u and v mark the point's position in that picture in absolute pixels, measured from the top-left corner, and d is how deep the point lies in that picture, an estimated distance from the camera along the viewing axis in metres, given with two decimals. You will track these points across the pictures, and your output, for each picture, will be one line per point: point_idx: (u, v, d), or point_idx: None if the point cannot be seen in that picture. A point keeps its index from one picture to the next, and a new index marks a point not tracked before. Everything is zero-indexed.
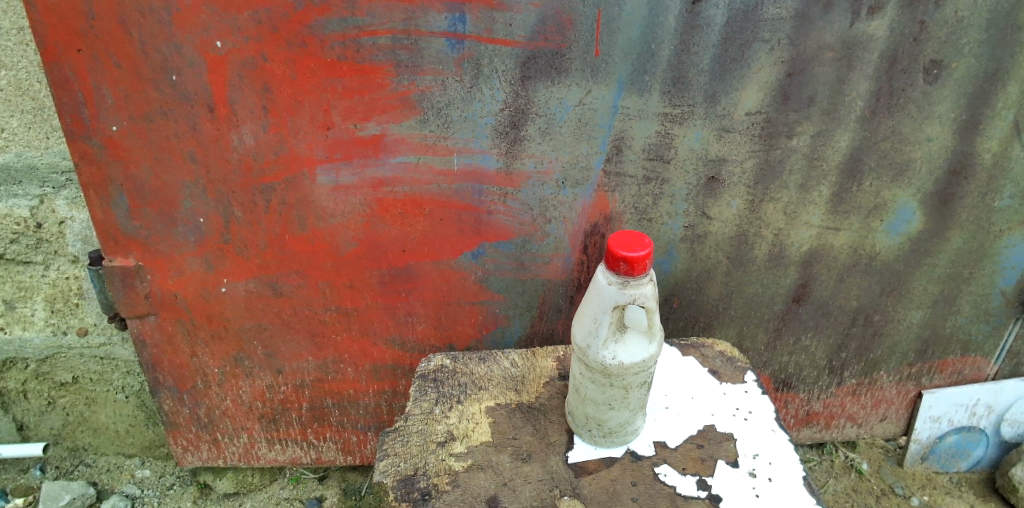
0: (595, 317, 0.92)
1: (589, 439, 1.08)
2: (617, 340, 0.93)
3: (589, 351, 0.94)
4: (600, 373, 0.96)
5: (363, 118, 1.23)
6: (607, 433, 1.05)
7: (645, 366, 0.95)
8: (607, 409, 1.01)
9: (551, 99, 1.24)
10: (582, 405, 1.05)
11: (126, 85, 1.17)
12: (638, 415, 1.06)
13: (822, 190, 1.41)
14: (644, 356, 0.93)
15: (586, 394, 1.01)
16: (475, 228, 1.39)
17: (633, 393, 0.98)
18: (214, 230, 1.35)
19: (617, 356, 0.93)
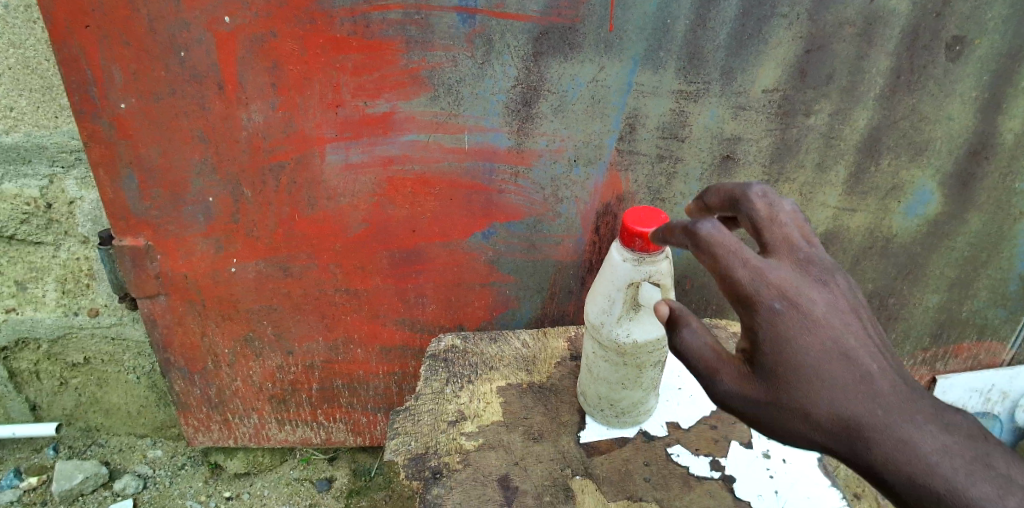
0: (609, 296, 0.91)
1: (601, 419, 1.07)
2: (632, 319, 0.91)
3: (603, 328, 0.93)
4: (614, 352, 0.95)
5: (373, 96, 1.22)
6: (619, 413, 1.05)
7: (660, 343, 0.94)
8: (620, 388, 1.00)
9: (564, 76, 1.22)
10: (594, 385, 1.04)
11: (134, 63, 1.16)
12: (651, 396, 1.05)
13: (839, 170, 1.38)
14: (659, 335, 0.92)
15: (599, 373, 1.01)
16: (486, 208, 1.37)
17: (647, 373, 0.98)
18: (224, 210, 1.34)
19: (632, 333, 0.91)
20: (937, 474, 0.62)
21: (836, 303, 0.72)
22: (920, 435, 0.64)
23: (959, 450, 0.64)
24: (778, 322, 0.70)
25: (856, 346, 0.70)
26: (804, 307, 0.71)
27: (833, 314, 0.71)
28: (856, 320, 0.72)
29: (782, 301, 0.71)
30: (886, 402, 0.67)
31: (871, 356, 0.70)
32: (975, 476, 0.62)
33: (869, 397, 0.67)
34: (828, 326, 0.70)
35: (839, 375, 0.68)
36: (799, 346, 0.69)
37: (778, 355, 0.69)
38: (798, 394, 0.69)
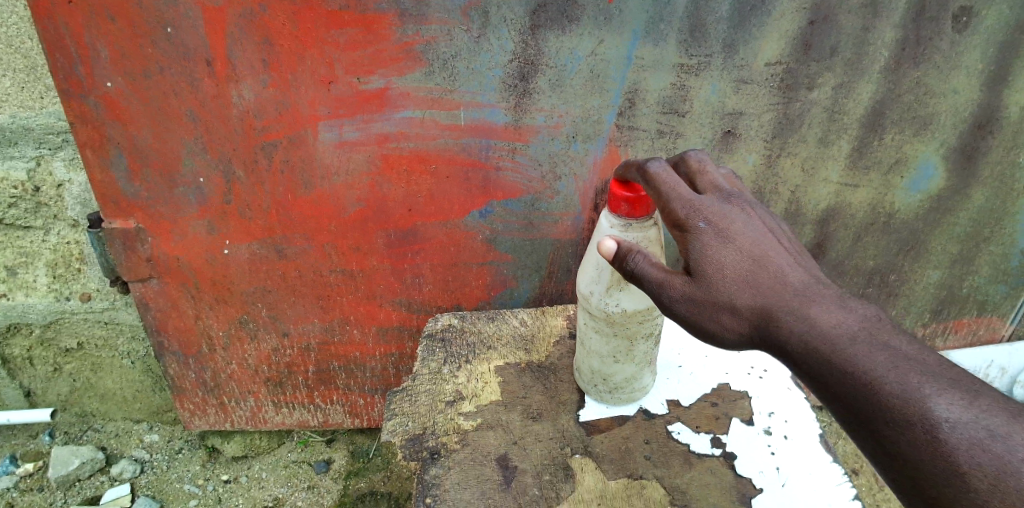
0: (598, 264, 0.92)
1: (595, 395, 1.06)
2: (622, 289, 0.90)
3: (592, 299, 0.93)
4: (603, 322, 0.94)
5: (367, 72, 1.19)
6: (612, 388, 1.03)
7: (650, 314, 0.93)
8: (611, 361, 0.99)
9: (562, 50, 1.19)
10: (586, 359, 1.03)
11: (121, 39, 1.12)
12: (644, 371, 1.03)
13: (842, 145, 1.36)
14: (649, 305, 0.91)
15: (591, 346, 1.00)
16: (483, 186, 1.35)
17: (637, 345, 0.97)
18: (216, 191, 1.31)
19: (620, 303, 0.91)
20: (824, 340, 0.72)
21: (754, 218, 0.82)
22: (814, 311, 0.74)
23: (846, 321, 0.73)
24: (705, 238, 0.80)
25: (768, 250, 0.80)
26: (726, 224, 0.81)
27: (752, 227, 0.81)
28: (772, 230, 0.82)
29: (707, 221, 0.81)
30: (788, 289, 0.77)
31: (782, 257, 0.80)
32: (854, 338, 0.72)
33: (774, 287, 0.77)
34: (747, 236, 0.80)
35: (752, 273, 0.78)
36: (722, 255, 0.79)
37: (705, 263, 0.79)
38: (723, 294, 0.78)
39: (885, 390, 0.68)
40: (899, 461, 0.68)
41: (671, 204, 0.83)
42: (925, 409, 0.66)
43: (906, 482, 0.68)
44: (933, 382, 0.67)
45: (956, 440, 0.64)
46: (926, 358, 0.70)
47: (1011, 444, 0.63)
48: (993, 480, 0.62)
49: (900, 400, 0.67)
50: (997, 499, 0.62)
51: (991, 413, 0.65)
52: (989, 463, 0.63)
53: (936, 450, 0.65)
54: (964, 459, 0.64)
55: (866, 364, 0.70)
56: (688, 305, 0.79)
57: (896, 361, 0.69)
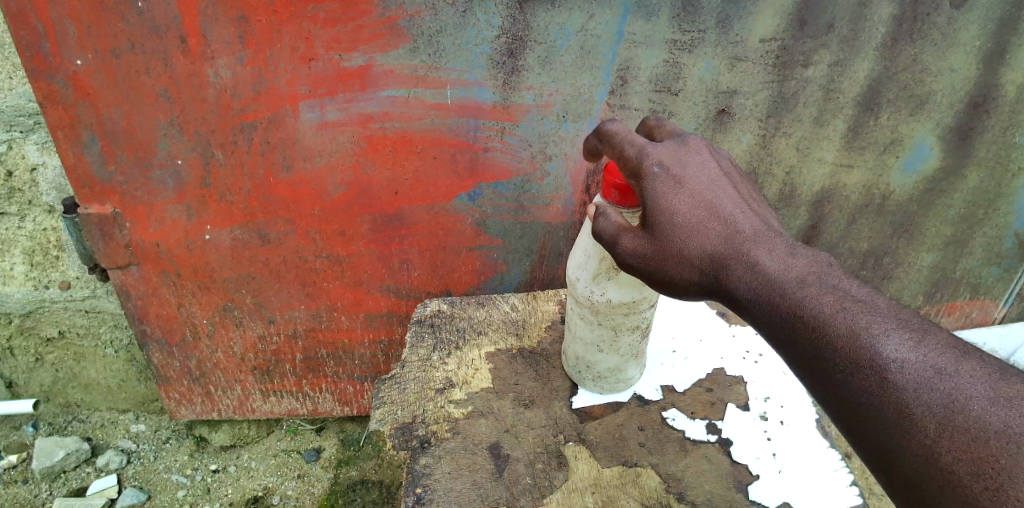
0: (587, 251, 0.90)
1: (578, 382, 1.05)
2: (610, 278, 0.88)
3: (579, 285, 0.92)
4: (588, 310, 0.93)
5: (348, 48, 1.14)
6: (596, 377, 1.02)
7: (636, 308, 0.91)
8: (595, 350, 0.98)
9: (551, 25, 1.15)
10: (572, 344, 1.02)
11: (88, 14, 1.07)
12: (630, 363, 1.01)
13: (837, 124, 1.33)
14: (636, 297, 0.89)
15: (577, 332, 0.99)
16: (471, 168, 1.31)
17: (622, 336, 0.95)
18: (195, 174, 1.26)
19: (607, 293, 0.89)
20: (772, 284, 0.71)
21: (708, 167, 0.82)
22: (763, 255, 0.73)
23: (796, 266, 0.71)
24: (659, 184, 0.79)
25: (722, 198, 0.79)
26: (680, 171, 0.80)
27: (705, 175, 0.80)
28: (725, 179, 0.81)
29: (662, 166, 0.80)
30: (738, 235, 0.75)
31: (733, 204, 0.79)
32: (802, 282, 0.70)
33: (723, 232, 0.76)
34: (699, 183, 0.79)
35: (702, 219, 0.77)
36: (676, 201, 0.78)
37: (658, 209, 0.78)
38: (673, 240, 0.77)
39: (830, 329, 0.65)
40: (845, 406, 0.63)
41: (627, 149, 0.82)
42: (870, 347, 0.63)
43: (853, 429, 0.63)
44: (879, 321, 0.64)
45: (901, 377, 0.60)
46: (875, 299, 0.67)
47: (958, 380, 0.58)
48: (939, 419, 0.57)
49: (845, 339, 0.64)
50: (942, 438, 0.57)
51: (938, 350, 0.61)
52: (935, 400, 0.58)
53: (880, 388, 0.61)
54: (907, 397, 0.59)
55: (811, 305, 0.67)
56: (642, 252, 0.78)
57: (842, 302, 0.66)
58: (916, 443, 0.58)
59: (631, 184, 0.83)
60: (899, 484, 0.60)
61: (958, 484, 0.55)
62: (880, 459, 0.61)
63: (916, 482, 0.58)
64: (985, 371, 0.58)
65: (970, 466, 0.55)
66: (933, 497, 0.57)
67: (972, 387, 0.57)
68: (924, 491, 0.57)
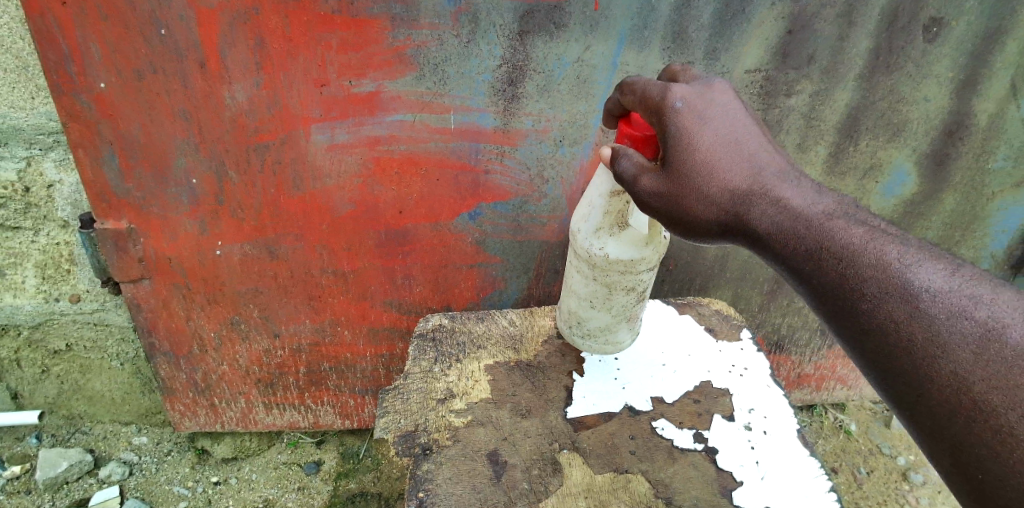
0: (592, 204, 1.01)
1: (571, 335, 1.18)
2: (611, 234, 0.99)
3: (581, 235, 1.02)
4: (586, 262, 1.03)
5: (359, 75, 1.21)
6: (587, 332, 1.15)
7: (633, 268, 1.01)
8: (588, 305, 1.10)
9: (549, 56, 1.22)
10: (569, 299, 1.14)
11: (113, 38, 1.14)
12: (619, 325, 1.12)
13: (819, 150, 1.41)
14: (631, 256, 0.99)
15: (574, 284, 1.10)
16: (473, 188, 1.37)
17: (615, 295, 1.05)
18: (209, 190, 1.32)
19: (605, 248, 0.99)
20: (801, 220, 0.79)
21: (734, 106, 0.86)
22: (789, 194, 0.80)
23: (824, 208, 0.80)
24: (683, 119, 0.83)
25: (750, 142, 0.84)
26: (704, 107, 0.84)
27: (730, 112, 0.85)
28: (748, 119, 0.86)
29: (685, 103, 0.84)
30: (764, 176, 0.82)
31: (755, 144, 0.85)
32: (829, 219, 0.78)
33: (753, 173, 0.82)
34: (724, 121, 0.84)
35: (727, 158, 0.83)
36: (698, 136, 0.82)
37: (683, 145, 0.82)
38: (695, 179, 0.82)
39: (862, 262, 0.73)
40: (874, 335, 0.71)
41: (651, 90, 0.87)
42: (900, 276, 0.71)
43: (881, 360, 0.71)
44: (907, 255, 0.72)
45: (935, 306, 0.68)
46: (901, 238, 0.75)
47: (991, 309, 0.66)
48: (973, 347, 0.65)
49: (875, 269, 0.72)
50: (976, 367, 0.64)
51: (969, 284, 0.69)
52: (968, 329, 0.66)
53: (913, 316, 0.69)
54: (941, 326, 0.67)
55: (842, 239, 0.75)
56: (661, 190, 0.83)
57: (873, 237, 0.75)
58: (948, 371, 0.66)
59: (653, 121, 0.87)
60: (927, 415, 0.67)
61: (993, 410, 0.62)
62: (908, 390, 0.69)
63: (945, 412, 0.65)
64: (1016, 303, 0.66)
65: (1000, 391, 0.62)
66: (962, 422, 0.64)
67: (1002, 315, 0.66)
68: (953, 419, 0.65)
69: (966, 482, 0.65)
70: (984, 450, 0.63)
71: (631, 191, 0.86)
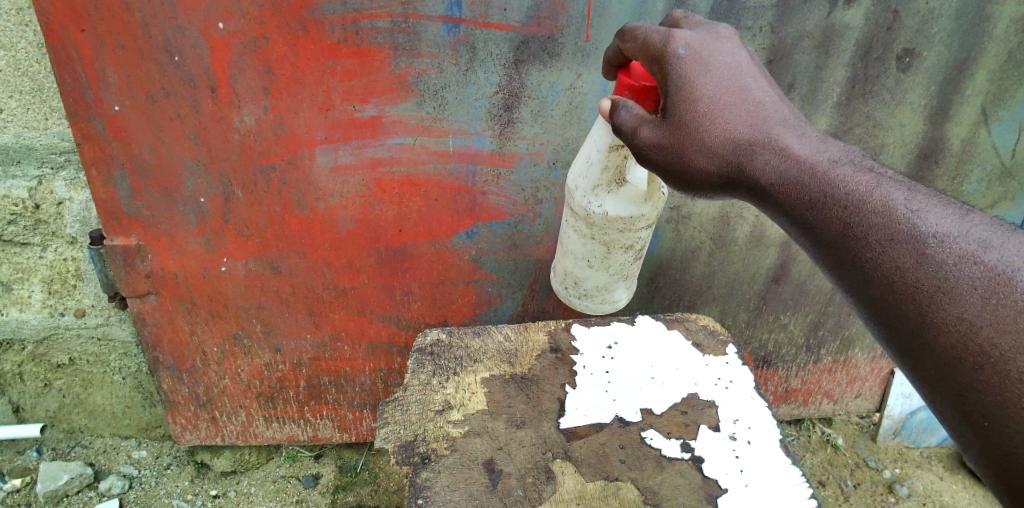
0: (591, 162, 1.08)
1: (567, 296, 1.28)
2: (609, 193, 1.08)
3: (580, 193, 1.11)
4: (585, 220, 1.13)
5: (362, 100, 1.27)
6: (583, 294, 1.25)
7: (632, 225, 1.11)
8: (586, 265, 1.20)
9: (543, 83, 1.29)
10: (568, 261, 1.23)
11: (129, 65, 1.19)
12: (614, 284, 1.22)
13: None
14: (627, 212, 1.09)
15: (573, 245, 1.19)
16: (470, 208, 1.43)
17: (611, 252, 1.15)
18: (216, 209, 1.38)
19: (604, 206, 1.09)
20: (804, 168, 0.82)
21: (736, 55, 0.89)
22: (792, 143, 0.84)
23: (826, 157, 0.83)
24: (687, 66, 0.85)
25: (755, 93, 0.87)
26: (706, 54, 0.87)
27: (732, 61, 0.88)
28: (750, 68, 0.89)
29: (688, 50, 0.86)
30: (769, 126, 0.85)
31: (759, 92, 0.87)
32: (834, 167, 0.82)
33: (756, 123, 0.85)
34: (726, 69, 0.86)
35: (732, 107, 0.85)
36: (700, 83, 0.85)
37: (686, 94, 0.85)
38: (697, 130, 0.85)
39: (868, 209, 0.77)
40: (878, 283, 0.75)
41: (652, 39, 0.90)
42: (908, 223, 0.74)
43: (885, 309, 0.75)
44: (911, 201, 0.76)
45: (941, 251, 0.72)
46: (907, 185, 0.78)
47: (1001, 255, 0.69)
48: (982, 293, 0.68)
49: (883, 218, 0.76)
50: (984, 312, 0.67)
51: (977, 229, 0.72)
52: (978, 274, 0.69)
53: (918, 262, 0.72)
54: (947, 271, 0.71)
55: (847, 187, 0.79)
56: (661, 141, 0.86)
57: (878, 184, 0.79)
58: (954, 317, 0.69)
59: (653, 69, 0.90)
60: (931, 363, 0.71)
61: (1001, 356, 0.65)
62: (913, 339, 0.73)
63: (952, 360, 0.69)
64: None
65: (1009, 336, 0.65)
66: (969, 369, 0.68)
67: (1011, 260, 0.69)
68: (960, 365, 0.68)
69: (972, 430, 0.68)
70: (989, 396, 0.66)
71: (630, 143, 0.89)
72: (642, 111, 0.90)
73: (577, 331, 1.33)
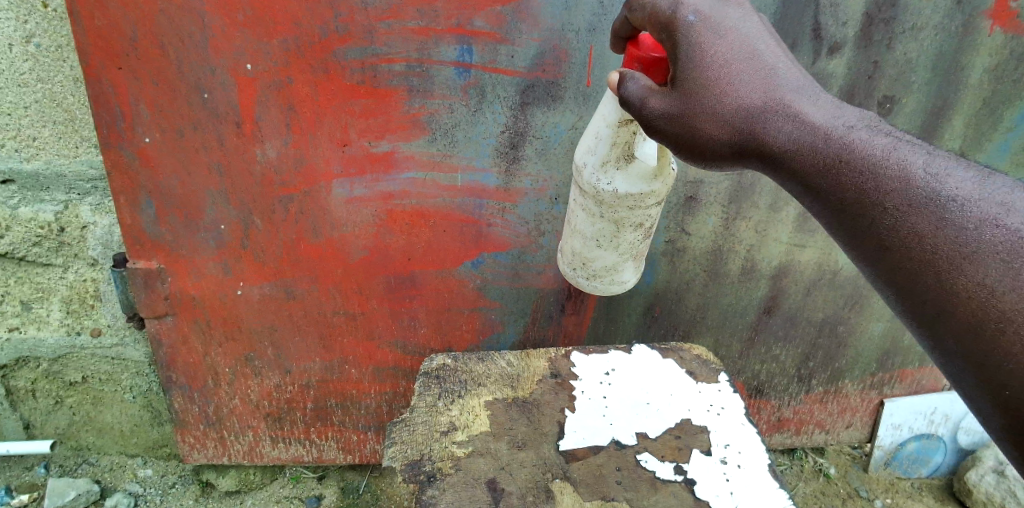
0: (601, 138, 1.13)
1: (575, 278, 1.35)
2: (619, 169, 1.13)
3: (590, 169, 1.16)
4: (595, 198, 1.18)
5: (377, 137, 1.36)
6: (591, 275, 1.31)
7: (642, 201, 1.16)
8: (594, 246, 1.26)
9: (547, 124, 1.37)
10: (578, 242, 1.29)
11: (160, 100, 1.28)
12: (622, 263, 1.29)
13: (789, 210, 1.56)
14: (636, 188, 1.14)
15: (581, 226, 1.25)
16: (475, 239, 1.51)
17: (620, 229, 1.20)
18: (234, 236, 1.45)
19: (613, 183, 1.13)
20: (819, 133, 0.81)
21: (745, 18, 0.87)
22: (807, 108, 0.82)
23: (841, 122, 0.82)
24: (696, 31, 0.83)
25: (768, 56, 0.85)
26: (716, 17, 0.85)
27: (742, 24, 0.86)
28: (760, 28, 0.87)
29: (696, 15, 0.84)
30: (783, 90, 0.83)
31: (771, 54, 0.85)
32: (850, 132, 0.81)
33: (770, 87, 0.83)
34: (738, 32, 0.84)
35: (745, 71, 0.83)
36: (711, 47, 0.83)
37: (698, 61, 0.83)
38: (709, 98, 0.83)
39: (885, 175, 0.76)
40: (896, 250, 0.75)
41: (658, 5, 0.87)
42: (925, 188, 0.74)
43: (903, 277, 0.75)
44: (928, 166, 0.75)
45: (961, 216, 0.71)
46: (923, 149, 0.78)
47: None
48: (1004, 257, 0.67)
49: (901, 183, 0.75)
50: (1006, 277, 0.66)
51: (999, 191, 0.71)
52: (1001, 236, 0.68)
53: (938, 227, 0.72)
54: (968, 236, 0.70)
55: (864, 152, 0.78)
56: (671, 110, 0.85)
57: (894, 149, 0.78)
58: (973, 282, 0.69)
59: (660, 37, 0.88)
60: (948, 330, 0.71)
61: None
62: (930, 307, 0.72)
63: (971, 326, 0.68)
64: None
65: None
66: (989, 335, 0.67)
67: None
68: (981, 332, 0.68)
69: (990, 396, 0.68)
70: (1010, 364, 0.66)
71: (638, 114, 0.88)
72: (649, 81, 0.89)
73: (577, 358, 1.39)
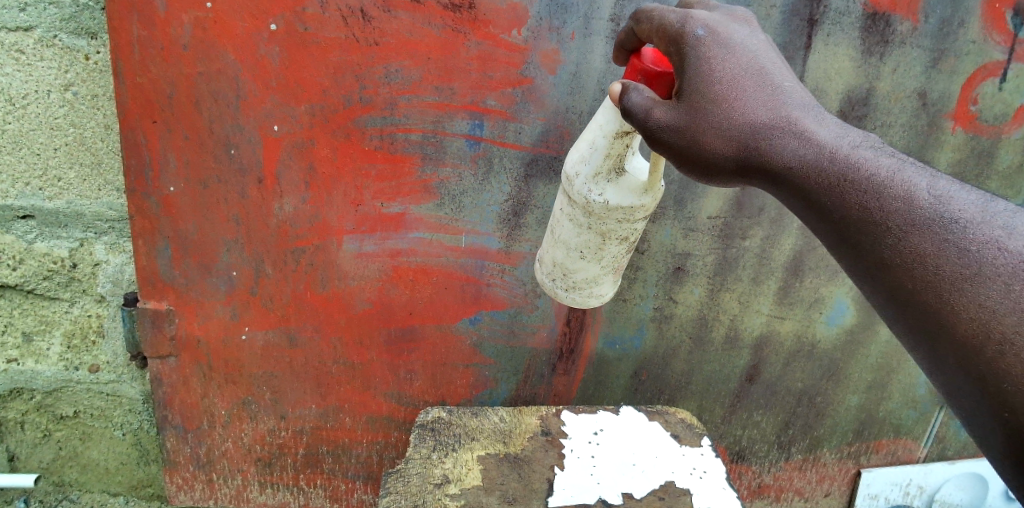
0: (595, 147, 1.17)
1: (558, 294, 1.34)
2: (612, 182, 1.17)
3: (582, 178, 1.18)
4: (583, 208, 1.20)
5: (390, 199, 1.45)
6: (572, 286, 1.31)
7: (631, 215, 1.19)
8: (578, 257, 1.26)
9: (548, 195, 1.48)
10: (560, 253, 1.29)
11: (188, 152, 1.36)
12: (601, 278, 1.30)
13: (770, 284, 1.66)
14: (625, 201, 1.17)
15: (567, 237, 1.26)
16: (474, 297, 1.59)
17: (606, 242, 1.22)
18: (245, 282, 1.52)
19: (604, 194, 1.16)
20: (824, 152, 0.82)
21: (752, 40, 0.92)
22: (813, 127, 0.84)
23: (847, 144, 0.83)
24: (703, 44, 0.89)
25: (775, 79, 0.89)
26: (724, 34, 0.90)
27: (749, 44, 0.91)
28: (769, 53, 0.92)
29: (705, 31, 0.90)
30: (789, 111, 0.86)
31: (778, 77, 0.89)
32: (854, 152, 0.82)
33: (775, 106, 0.86)
34: (745, 52, 0.89)
35: (751, 88, 0.87)
36: (718, 61, 0.88)
37: (704, 73, 0.88)
38: (715, 112, 0.87)
39: (889, 194, 0.77)
40: (896, 268, 0.75)
41: (669, 21, 0.94)
42: (927, 208, 0.74)
43: (904, 295, 0.74)
44: (931, 186, 0.76)
45: (963, 238, 0.71)
46: (928, 173, 0.78)
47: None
48: (1005, 279, 0.67)
49: (904, 202, 0.76)
50: (1007, 298, 0.67)
51: (1001, 215, 0.72)
52: (1002, 260, 0.68)
53: (940, 248, 0.72)
54: (970, 258, 0.70)
55: (867, 170, 0.79)
56: (676, 122, 0.88)
57: (899, 170, 0.79)
58: (975, 302, 0.68)
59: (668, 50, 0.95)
60: (949, 347, 0.70)
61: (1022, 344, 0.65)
62: (930, 322, 0.72)
63: (973, 347, 0.68)
64: None
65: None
66: (988, 356, 0.67)
67: None
68: (978, 353, 0.68)
69: (992, 417, 0.67)
70: (1012, 387, 0.65)
71: (642, 124, 0.91)
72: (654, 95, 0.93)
73: (566, 416, 1.45)
